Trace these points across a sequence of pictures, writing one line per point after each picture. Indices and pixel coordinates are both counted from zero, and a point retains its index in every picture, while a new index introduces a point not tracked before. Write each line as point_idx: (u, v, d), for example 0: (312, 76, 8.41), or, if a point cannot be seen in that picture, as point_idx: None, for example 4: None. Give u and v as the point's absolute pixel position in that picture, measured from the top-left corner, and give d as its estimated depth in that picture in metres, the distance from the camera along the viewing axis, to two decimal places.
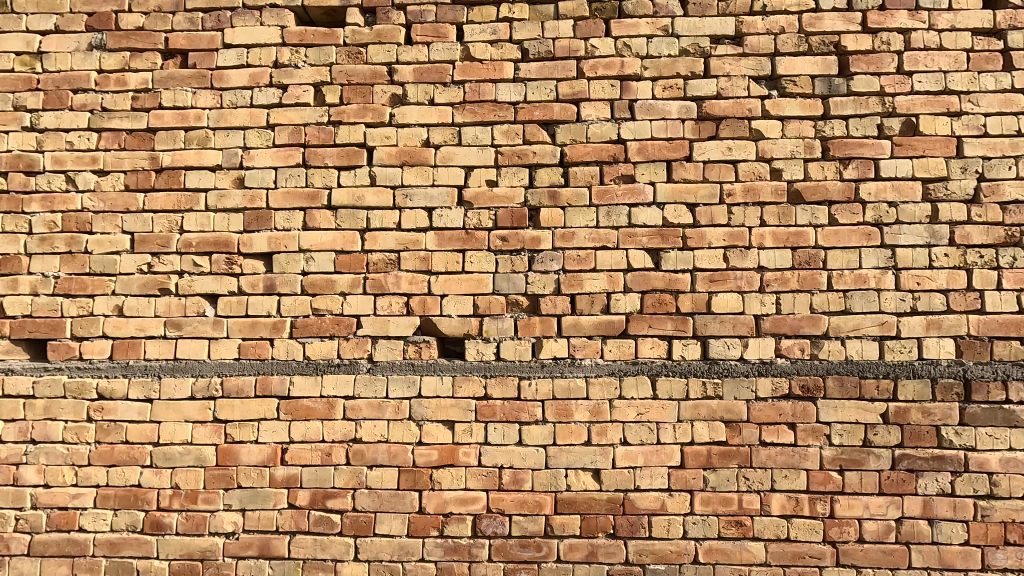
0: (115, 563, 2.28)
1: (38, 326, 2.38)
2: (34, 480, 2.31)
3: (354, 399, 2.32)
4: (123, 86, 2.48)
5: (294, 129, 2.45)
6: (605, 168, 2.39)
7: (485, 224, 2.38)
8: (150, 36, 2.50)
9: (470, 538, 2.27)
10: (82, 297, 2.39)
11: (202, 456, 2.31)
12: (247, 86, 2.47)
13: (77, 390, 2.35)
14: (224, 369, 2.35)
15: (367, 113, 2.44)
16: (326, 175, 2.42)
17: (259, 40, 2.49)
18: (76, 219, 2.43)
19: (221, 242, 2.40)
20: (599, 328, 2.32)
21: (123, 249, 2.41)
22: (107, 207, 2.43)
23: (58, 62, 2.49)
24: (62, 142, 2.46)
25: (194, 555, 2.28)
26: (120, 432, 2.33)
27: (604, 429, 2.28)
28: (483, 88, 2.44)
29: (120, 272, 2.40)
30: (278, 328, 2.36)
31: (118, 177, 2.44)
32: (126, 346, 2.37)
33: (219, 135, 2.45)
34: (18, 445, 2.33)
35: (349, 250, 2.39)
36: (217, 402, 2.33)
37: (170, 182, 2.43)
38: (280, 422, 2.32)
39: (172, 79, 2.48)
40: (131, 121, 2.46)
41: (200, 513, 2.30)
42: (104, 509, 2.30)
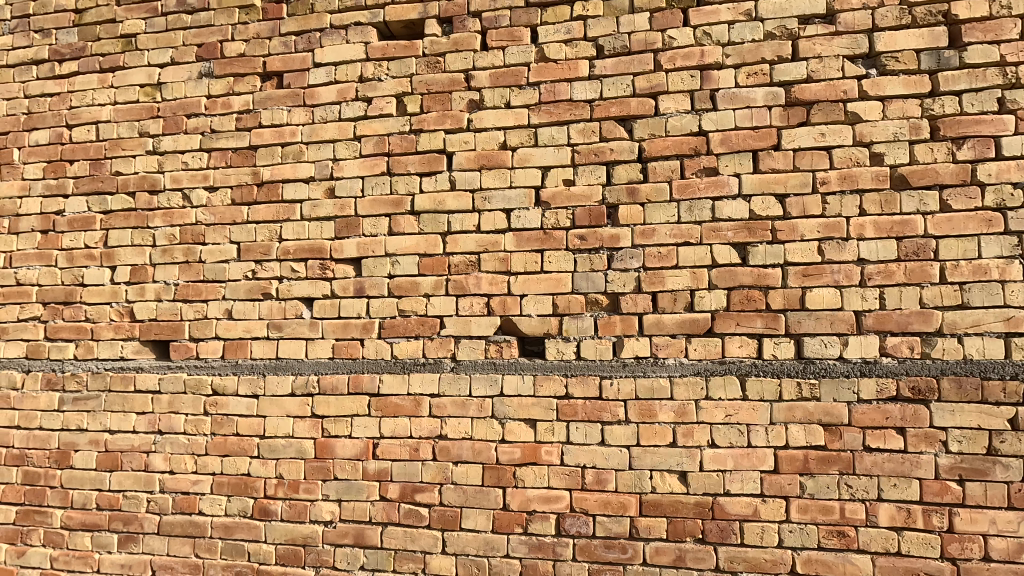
0: (230, 545, 2.50)
1: (162, 328, 2.65)
2: (161, 467, 2.58)
3: (439, 396, 2.40)
4: (228, 109, 2.71)
5: (378, 139, 2.57)
6: (686, 162, 2.32)
7: (563, 224, 2.38)
8: (251, 62, 2.71)
9: (554, 536, 2.28)
10: (198, 302, 2.64)
11: (303, 448, 2.48)
12: (336, 101, 2.62)
13: (195, 387, 2.59)
14: (320, 368, 2.51)
15: (446, 120, 2.52)
16: (409, 182, 2.52)
17: (345, 57, 2.63)
18: (191, 231, 2.68)
19: (315, 249, 2.57)
20: (683, 327, 2.26)
21: (231, 258, 2.63)
22: (217, 220, 2.66)
23: (174, 91, 2.77)
24: (179, 162, 2.73)
25: (297, 541, 2.45)
26: (231, 425, 2.55)
27: (691, 431, 2.21)
28: (559, 88, 2.44)
29: (228, 279, 2.62)
30: (368, 329, 2.49)
31: (226, 192, 2.67)
32: (236, 346, 2.58)
33: (312, 149, 2.62)
34: (148, 435, 2.61)
35: (431, 253, 2.47)
36: (314, 399, 2.49)
37: (270, 195, 2.63)
38: (371, 418, 2.44)
39: (270, 99, 2.68)
40: (236, 140, 2.69)
41: (302, 502, 2.46)
42: (220, 494, 2.52)
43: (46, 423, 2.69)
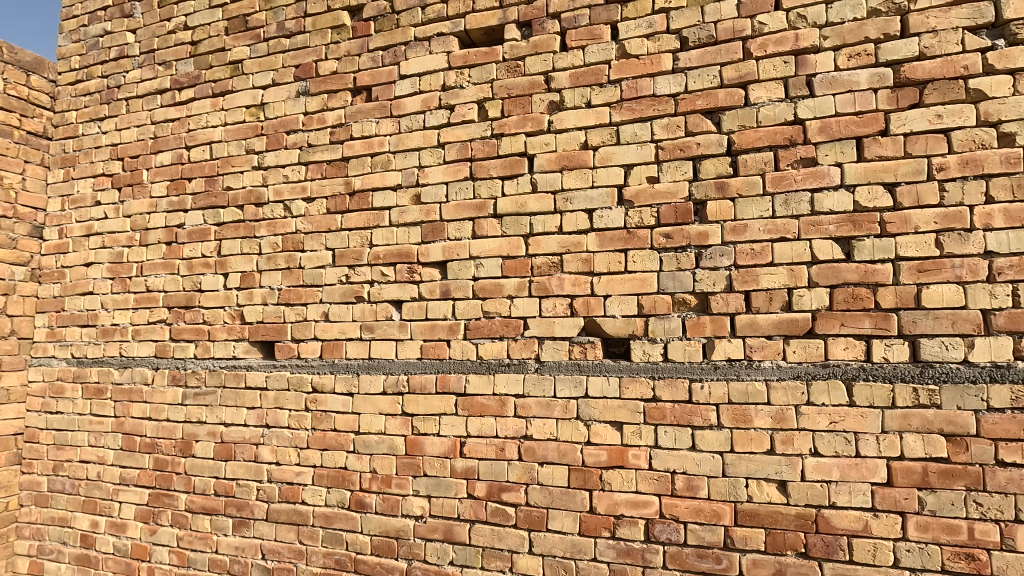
0: (330, 534, 2.65)
1: (268, 330, 2.87)
2: (269, 458, 2.78)
3: (524, 397, 2.42)
4: (323, 124, 2.89)
5: (461, 145, 2.64)
6: (780, 153, 2.20)
7: (647, 222, 2.33)
8: (342, 78, 2.88)
9: (642, 542, 2.23)
10: (298, 305, 2.83)
11: (395, 445, 2.59)
12: (421, 111, 2.72)
13: (297, 384, 2.78)
14: (409, 367, 2.61)
15: (527, 123, 2.54)
16: (491, 186, 2.57)
17: (429, 67, 2.73)
18: (291, 239, 2.88)
19: (404, 253, 2.67)
20: (779, 328, 2.13)
21: (327, 263, 2.80)
22: (314, 228, 2.84)
23: (276, 110, 2.98)
24: (280, 176, 2.94)
25: (391, 534, 2.56)
26: (330, 421, 2.70)
27: (790, 438, 2.09)
28: (641, 84, 2.39)
29: (325, 283, 2.79)
30: (454, 330, 2.56)
31: (322, 202, 2.85)
32: (332, 346, 2.74)
33: (399, 158, 2.74)
34: (257, 428, 2.82)
35: (514, 255, 2.50)
36: (404, 397, 2.59)
37: (361, 204, 2.77)
38: (458, 418, 2.51)
39: (360, 112, 2.83)
40: (330, 153, 2.86)
41: (394, 496, 2.57)
42: (320, 486, 2.69)
43: (172, 415, 2.99)
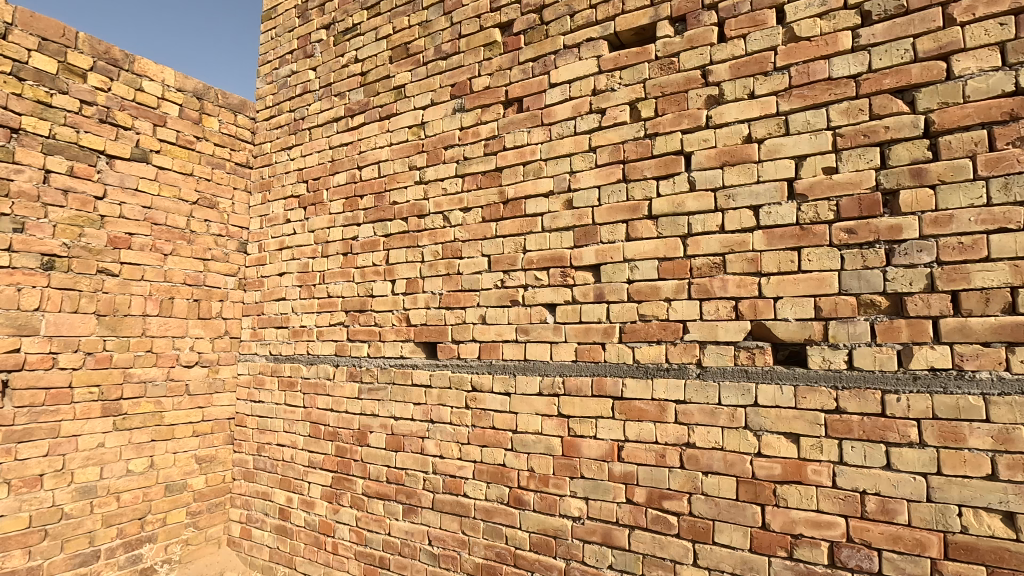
0: (491, 527, 2.78)
1: (431, 332, 3.09)
2: (433, 451, 2.99)
3: (685, 403, 2.34)
4: (478, 137, 3.05)
5: (613, 148, 2.63)
6: (995, 131, 1.90)
7: (825, 217, 2.14)
8: (495, 92, 3.02)
9: (826, 567, 2.04)
10: (458, 309, 3.01)
11: (551, 445, 2.65)
12: (571, 117, 2.76)
13: (458, 383, 2.96)
14: (564, 370, 2.65)
15: (683, 120, 2.47)
16: (645, 187, 2.53)
17: (578, 74, 2.76)
18: (451, 247, 3.07)
19: (557, 257, 2.73)
20: (1000, 333, 1.84)
21: (484, 269, 2.95)
22: (471, 236, 3.01)
23: (434, 127, 3.21)
24: (440, 189, 3.15)
25: (549, 532, 2.62)
26: (489, 419, 2.84)
27: (1019, 462, 1.79)
28: (814, 68, 2.21)
29: (482, 288, 2.94)
30: (609, 333, 2.56)
31: (478, 211, 3.01)
32: (490, 348, 2.88)
33: (550, 164, 2.80)
34: (422, 423, 3.06)
35: (671, 256, 2.44)
36: (560, 399, 2.64)
37: (515, 211, 2.88)
38: (615, 421, 2.50)
39: (513, 123, 2.94)
40: (484, 164, 3.01)
41: (552, 496, 2.63)
42: (480, 480, 2.83)
43: (350, 408, 3.33)
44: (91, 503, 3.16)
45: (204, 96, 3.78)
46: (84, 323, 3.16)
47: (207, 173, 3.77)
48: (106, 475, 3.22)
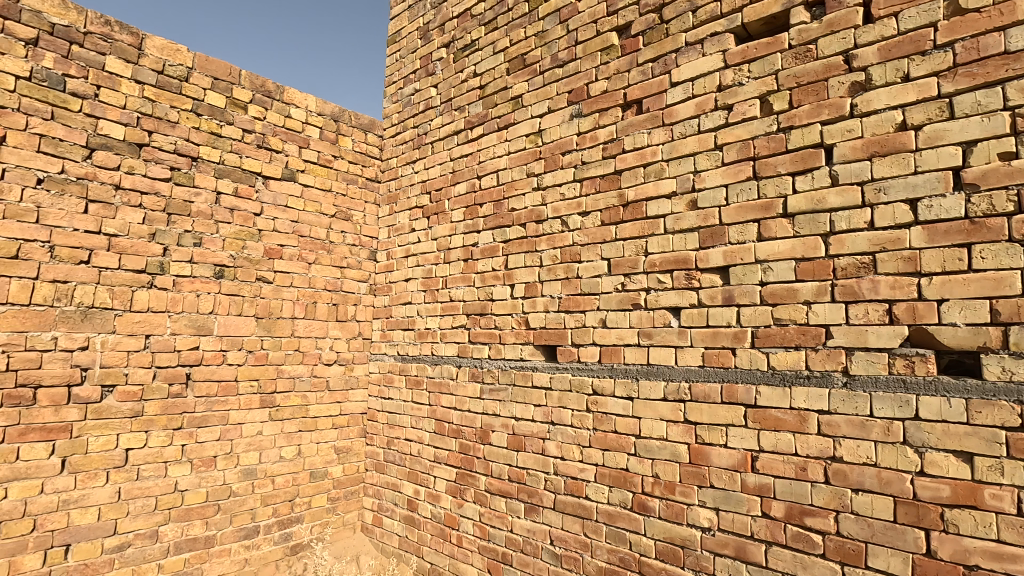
0: (614, 532, 2.77)
1: (550, 335, 3.15)
2: (554, 453, 3.04)
3: (830, 414, 2.18)
4: (596, 141, 3.06)
5: (742, 144, 2.52)
6: None
7: (1001, 210, 1.90)
8: (613, 96, 3.02)
9: None
10: (577, 312, 3.04)
11: (677, 452, 2.58)
12: (695, 115, 2.69)
13: (578, 386, 2.98)
14: (691, 375, 2.58)
15: (822, 110, 2.31)
16: (779, 184, 2.40)
17: (702, 70, 2.69)
18: (569, 252, 3.11)
19: (681, 260, 2.66)
20: None
21: (603, 272, 2.95)
22: (590, 240, 3.03)
23: (552, 134, 3.27)
24: (558, 194, 3.21)
25: (676, 541, 2.55)
26: (611, 422, 2.83)
27: None
28: (985, 42, 1.99)
29: (602, 291, 2.95)
30: (740, 338, 2.45)
31: (597, 215, 3.02)
32: (611, 352, 2.88)
33: (672, 165, 2.74)
34: (543, 424, 3.11)
35: (810, 256, 2.28)
36: (687, 405, 2.57)
37: (635, 213, 2.86)
38: (748, 430, 2.38)
39: (632, 126, 2.92)
40: (603, 168, 3.02)
41: (679, 504, 2.56)
42: (603, 484, 2.83)
43: (472, 407, 3.48)
44: (253, 483, 3.57)
45: (340, 118, 4.15)
46: (246, 324, 3.58)
47: (342, 188, 4.13)
48: (264, 460, 3.63)
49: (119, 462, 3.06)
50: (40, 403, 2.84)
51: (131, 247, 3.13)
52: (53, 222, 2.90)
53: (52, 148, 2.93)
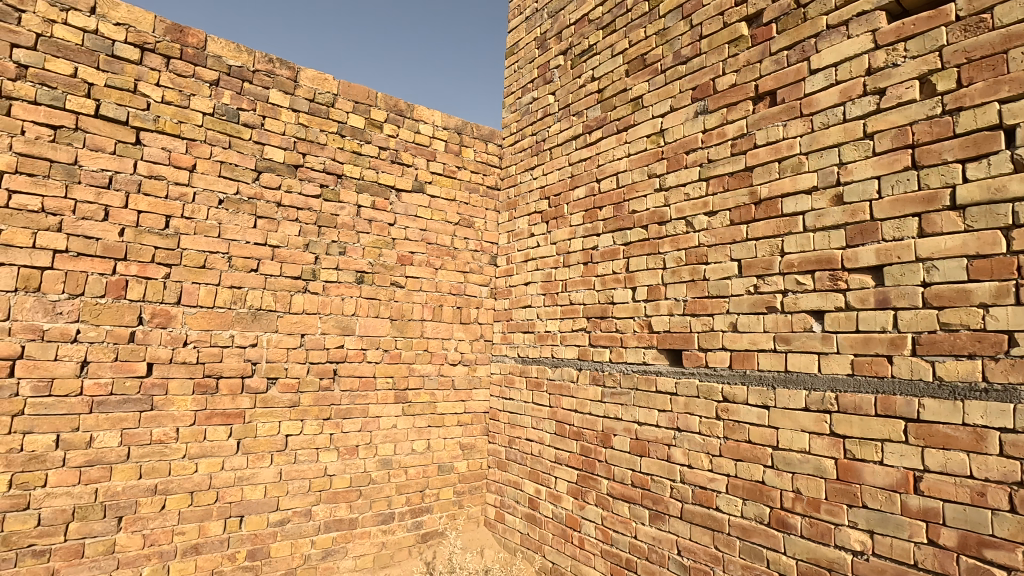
0: (749, 547, 2.63)
1: (675, 339, 3.06)
2: (681, 460, 2.96)
3: (1016, 433, 1.93)
4: (724, 137, 2.94)
5: (898, 131, 2.29)
6: None
7: None
8: (742, 89, 2.88)
9: None
10: (705, 316, 2.93)
11: (822, 467, 2.40)
12: (839, 103, 2.49)
13: (707, 392, 2.88)
14: (837, 384, 2.38)
15: (1000, 87, 2.05)
16: (945, 173, 2.15)
17: (847, 54, 2.48)
18: (695, 253, 3.01)
19: (824, 259, 2.47)
20: None
21: (733, 274, 2.82)
22: (718, 240, 2.91)
23: (675, 133, 3.20)
24: (682, 194, 3.12)
25: (821, 563, 2.37)
26: (744, 431, 2.70)
27: None
28: None
29: (732, 294, 2.81)
30: (897, 345, 2.22)
31: (725, 214, 2.89)
32: (743, 357, 2.74)
33: (812, 158, 2.56)
34: (669, 430, 3.04)
35: (987, 253, 2.03)
36: (833, 416, 2.38)
37: (769, 211, 2.70)
38: (910, 447, 2.16)
39: (764, 119, 2.77)
40: (732, 165, 2.89)
41: (825, 523, 2.38)
42: (735, 496, 2.70)
43: (593, 410, 3.48)
44: (389, 472, 3.87)
45: (463, 131, 4.37)
46: (382, 326, 3.89)
47: (465, 197, 4.35)
48: (398, 451, 3.92)
49: (281, 446, 3.46)
50: (222, 392, 3.28)
51: (289, 256, 3.55)
52: (231, 236, 3.35)
53: (230, 173, 3.38)
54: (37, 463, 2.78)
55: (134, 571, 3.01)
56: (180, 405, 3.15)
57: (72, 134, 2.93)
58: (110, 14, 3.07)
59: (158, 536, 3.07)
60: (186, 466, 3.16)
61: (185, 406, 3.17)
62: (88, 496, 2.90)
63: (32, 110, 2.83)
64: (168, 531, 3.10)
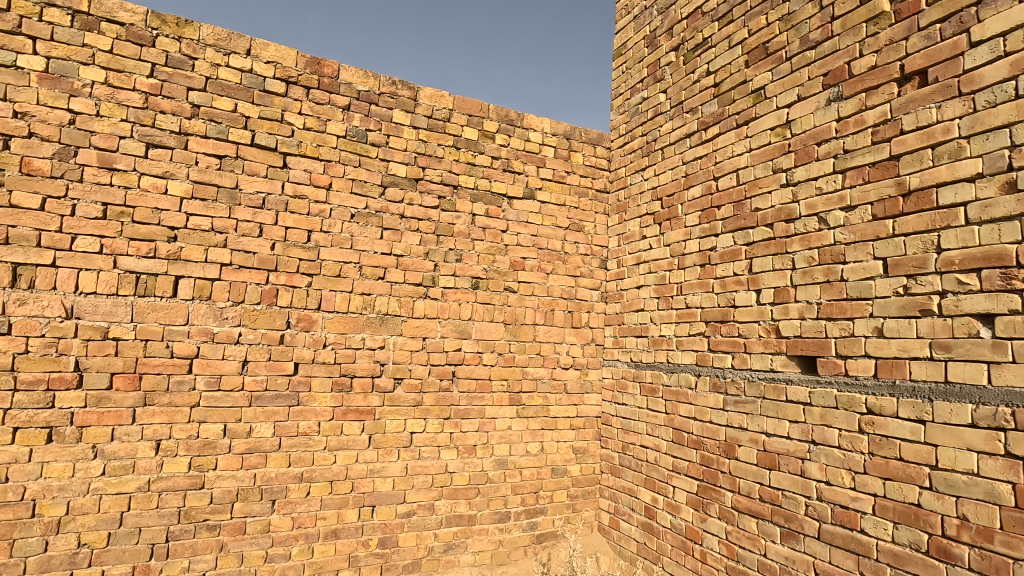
0: None
1: (808, 344, 2.85)
2: (818, 476, 2.74)
3: None
4: (862, 125, 2.69)
5: None
6: None
7: None
8: (884, 70, 2.63)
9: None
10: (843, 319, 2.70)
11: (996, 492, 2.12)
12: (1009, 77, 2.20)
13: (847, 403, 2.64)
14: (1014, 398, 2.10)
15: None
16: None
17: (1019, 21, 2.19)
18: (830, 252, 2.78)
19: (993, 256, 2.19)
20: None
21: (877, 274, 2.57)
22: (858, 237, 2.67)
23: (804, 124, 2.98)
24: (813, 189, 2.90)
25: None
26: (894, 447, 2.44)
27: None
28: None
29: (876, 296, 2.56)
30: None
31: (866, 209, 2.65)
32: (891, 365, 2.48)
33: (975, 142, 2.28)
34: (802, 443, 2.83)
35: None
36: (1009, 434, 2.10)
37: (920, 204, 2.43)
38: None
39: (913, 101, 2.50)
40: (873, 155, 2.64)
41: (1000, 557, 2.10)
42: (884, 518, 2.46)
43: (715, 418, 3.33)
44: (505, 472, 3.98)
45: (572, 136, 4.40)
46: (497, 329, 4.01)
47: (575, 202, 4.37)
48: (513, 452, 4.02)
49: (406, 442, 3.69)
50: (355, 390, 3.57)
51: (412, 264, 3.78)
52: (362, 247, 3.65)
53: (360, 189, 3.67)
54: (210, 448, 3.20)
55: (285, 550, 3.36)
56: (321, 401, 3.48)
57: (234, 163, 3.35)
58: (262, 53, 3.46)
59: (304, 519, 3.40)
60: (327, 457, 3.47)
61: (324, 402, 3.49)
62: (249, 480, 3.28)
63: (204, 143, 3.28)
64: (312, 515, 3.43)
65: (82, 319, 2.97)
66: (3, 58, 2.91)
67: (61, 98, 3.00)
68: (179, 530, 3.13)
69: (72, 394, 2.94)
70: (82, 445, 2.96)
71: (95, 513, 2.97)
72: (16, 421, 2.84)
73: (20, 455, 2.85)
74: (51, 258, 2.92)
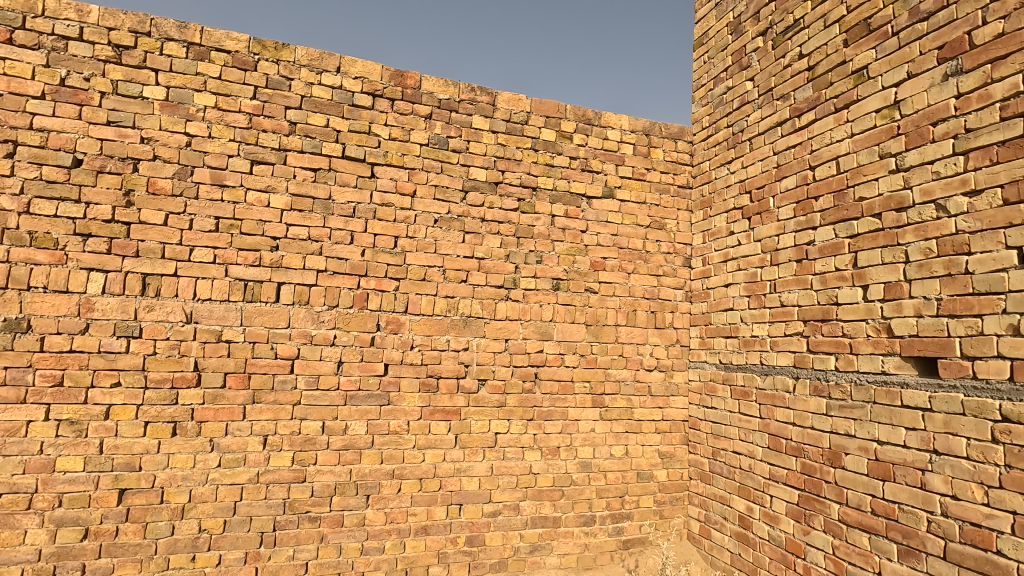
0: None
1: (926, 344, 2.60)
2: (942, 489, 2.49)
3: None
4: (988, 100, 2.44)
5: None
6: None
7: None
8: (1014, 38, 2.37)
9: None
10: (969, 316, 2.45)
11: None
12: None
13: (977, 409, 2.39)
14: None
15: None
16: None
17: None
18: (951, 242, 2.53)
19: None
20: None
21: (1011, 265, 2.32)
22: (985, 225, 2.41)
23: (915, 103, 2.73)
24: (928, 174, 2.65)
25: None
26: None
27: None
28: None
29: (1010, 289, 2.32)
30: None
31: (995, 193, 2.39)
32: None
33: None
34: (922, 453, 2.58)
35: None
36: None
37: None
38: None
39: None
40: (1002, 132, 2.38)
41: None
42: None
43: (817, 424, 3.12)
44: (589, 475, 3.93)
45: (651, 131, 4.29)
46: (578, 331, 3.97)
47: (656, 199, 4.26)
48: (597, 455, 3.96)
49: (491, 442, 3.74)
50: (442, 391, 3.66)
51: (493, 266, 3.83)
52: (445, 251, 3.74)
53: (442, 195, 3.78)
54: (310, 444, 3.40)
55: (379, 543, 3.50)
56: (410, 401, 3.60)
57: (327, 175, 3.54)
58: (350, 70, 3.64)
59: (396, 515, 3.53)
60: (416, 455, 3.59)
61: (413, 402, 3.60)
62: (345, 475, 3.45)
63: (301, 158, 3.50)
64: (403, 511, 3.55)
65: (200, 323, 3.26)
66: (131, 90, 3.24)
67: (179, 123, 3.31)
68: (285, 520, 3.34)
69: (192, 392, 3.23)
70: (201, 439, 3.23)
71: (213, 502, 3.24)
72: (147, 416, 3.15)
73: (150, 446, 3.15)
74: (174, 269, 3.23)
